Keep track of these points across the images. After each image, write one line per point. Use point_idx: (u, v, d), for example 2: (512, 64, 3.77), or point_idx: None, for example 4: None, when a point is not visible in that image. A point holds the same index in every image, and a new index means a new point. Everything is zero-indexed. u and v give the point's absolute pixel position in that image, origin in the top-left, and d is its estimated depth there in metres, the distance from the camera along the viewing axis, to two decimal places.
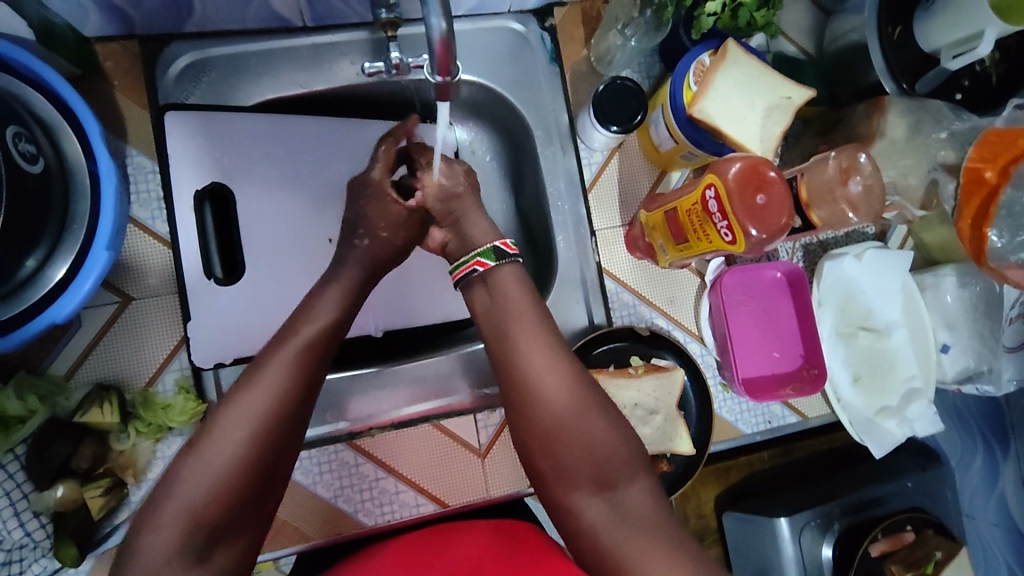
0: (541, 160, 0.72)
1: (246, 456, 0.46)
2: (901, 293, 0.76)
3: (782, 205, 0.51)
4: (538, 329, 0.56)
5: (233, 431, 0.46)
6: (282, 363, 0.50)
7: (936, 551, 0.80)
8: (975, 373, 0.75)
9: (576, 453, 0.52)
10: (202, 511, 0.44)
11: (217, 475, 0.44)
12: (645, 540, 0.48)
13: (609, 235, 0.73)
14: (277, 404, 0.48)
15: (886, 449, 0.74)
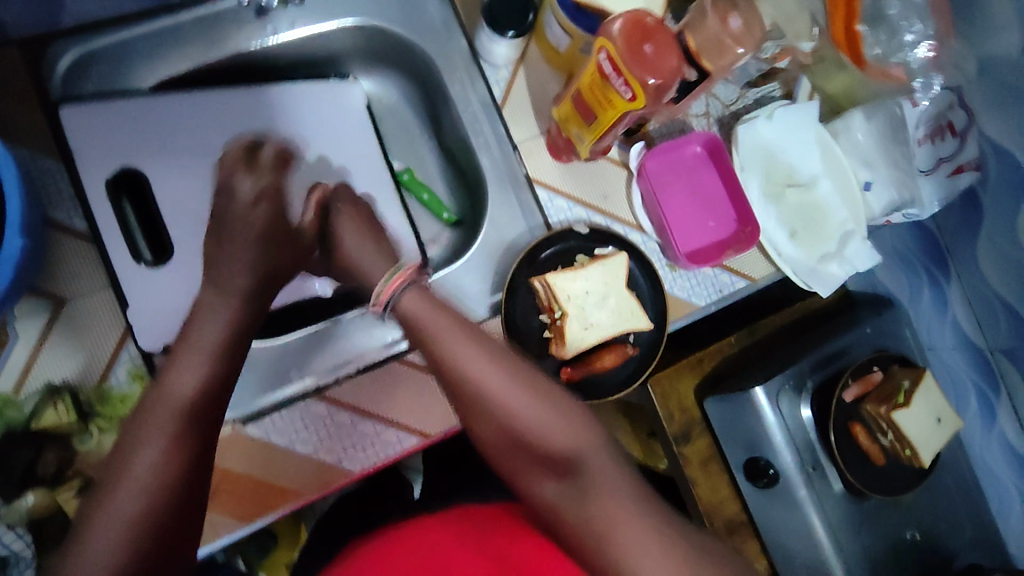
0: (450, 88, 0.73)
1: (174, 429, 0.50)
2: (817, 144, 0.79)
3: (668, 52, 0.55)
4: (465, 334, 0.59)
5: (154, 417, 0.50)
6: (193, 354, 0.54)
7: (903, 381, 0.86)
8: (900, 202, 0.79)
9: (526, 444, 0.56)
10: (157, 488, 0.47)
11: (145, 460, 0.48)
12: (620, 510, 0.53)
13: (532, 145, 0.73)
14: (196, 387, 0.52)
15: (830, 288, 0.78)
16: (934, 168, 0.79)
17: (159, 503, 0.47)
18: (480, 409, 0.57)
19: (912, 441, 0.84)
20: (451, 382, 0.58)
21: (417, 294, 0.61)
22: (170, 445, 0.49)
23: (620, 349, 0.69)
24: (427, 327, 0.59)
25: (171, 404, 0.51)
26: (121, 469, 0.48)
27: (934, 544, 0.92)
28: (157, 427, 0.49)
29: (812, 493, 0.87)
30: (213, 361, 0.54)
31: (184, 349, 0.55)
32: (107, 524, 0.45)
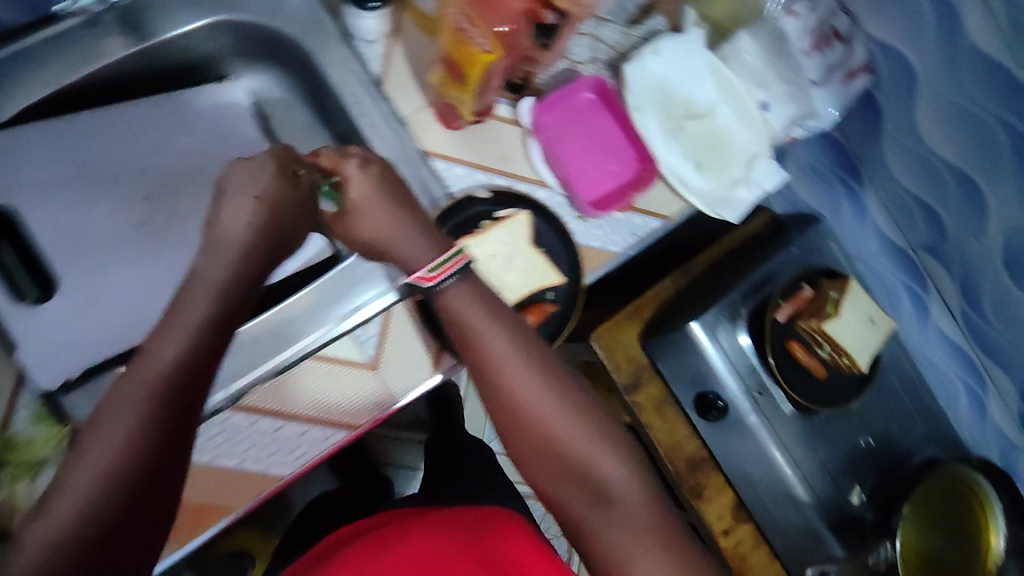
0: (327, 71, 0.70)
1: (152, 389, 0.41)
2: (710, 72, 0.78)
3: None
4: (507, 335, 0.54)
5: (127, 387, 0.41)
6: (200, 299, 0.46)
7: (831, 292, 0.86)
8: (801, 115, 0.79)
9: (561, 460, 0.51)
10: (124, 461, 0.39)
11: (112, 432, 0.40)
12: (648, 544, 0.48)
13: (420, 118, 0.72)
14: (188, 345, 0.44)
15: (739, 214, 0.77)
16: (825, 78, 0.77)
17: (116, 496, 0.39)
18: (518, 415, 0.52)
19: (846, 349, 0.84)
20: (485, 379, 0.54)
21: (456, 291, 0.55)
22: (131, 465, 0.39)
23: (537, 308, 0.69)
24: (466, 321, 0.54)
25: (154, 364, 0.42)
26: (87, 444, 0.40)
27: (888, 444, 0.95)
28: (84, 464, 0.39)
29: (761, 415, 0.90)
30: (168, 370, 0.42)
31: (143, 356, 0.43)
32: (46, 518, 0.38)
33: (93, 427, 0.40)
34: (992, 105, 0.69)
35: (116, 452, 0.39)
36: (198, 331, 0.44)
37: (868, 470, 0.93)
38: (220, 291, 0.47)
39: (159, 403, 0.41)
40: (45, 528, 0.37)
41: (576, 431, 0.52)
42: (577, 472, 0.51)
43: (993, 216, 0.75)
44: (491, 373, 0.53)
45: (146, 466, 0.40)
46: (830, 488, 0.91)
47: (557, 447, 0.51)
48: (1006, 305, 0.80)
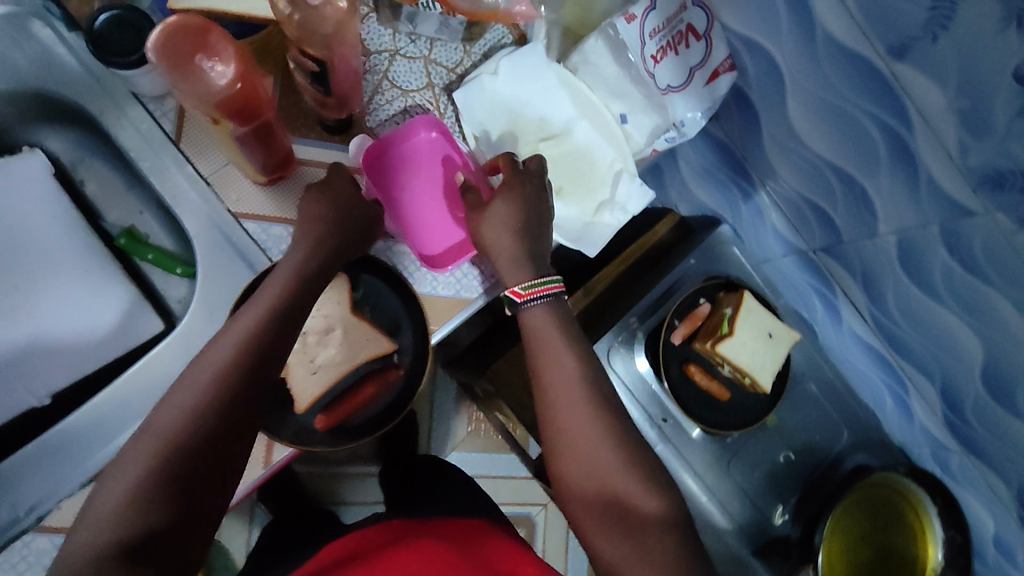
0: (117, 136, 0.63)
1: (221, 373, 0.49)
2: (560, 87, 0.71)
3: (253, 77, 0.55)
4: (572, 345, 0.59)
5: (218, 356, 0.49)
6: (268, 295, 0.53)
7: (727, 308, 0.80)
8: (662, 127, 0.72)
9: (592, 491, 0.54)
10: (182, 432, 0.46)
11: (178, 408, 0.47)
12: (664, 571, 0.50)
13: (224, 176, 0.63)
14: (256, 329, 0.51)
15: (598, 247, 0.73)
16: (686, 81, 0.69)
17: (168, 466, 0.45)
18: (559, 440, 0.56)
19: (745, 369, 0.78)
20: (549, 431, 0.57)
21: (540, 312, 0.59)
22: (179, 446, 0.46)
23: (380, 376, 0.63)
24: (546, 362, 0.58)
25: (235, 336, 0.50)
26: (164, 410, 0.48)
27: (811, 454, 0.90)
28: (154, 432, 0.46)
29: (670, 444, 0.84)
30: (228, 363, 0.49)
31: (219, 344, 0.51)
32: (116, 481, 0.45)
33: (164, 412, 0.47)
34: (859, 100, 0.61)
35: (169, 434, 0.46)
36: (269, 318, 0.52)
37: (789, 484, 0.88)
38: (273, 303, 0.53)
39: (230, 383, 0.49)
40: (103, 504, 0.44)
41: (610, 458, 0.54)
42: (607, 499, 0.54)
43: (881, 217, 0.69)
44: (551, 399, 0.57)
45: (199, 443, 0.47)
46: (750, 512, 0.86)
47: (593, 476, 0.54)
48: (910, 307, 0.74)
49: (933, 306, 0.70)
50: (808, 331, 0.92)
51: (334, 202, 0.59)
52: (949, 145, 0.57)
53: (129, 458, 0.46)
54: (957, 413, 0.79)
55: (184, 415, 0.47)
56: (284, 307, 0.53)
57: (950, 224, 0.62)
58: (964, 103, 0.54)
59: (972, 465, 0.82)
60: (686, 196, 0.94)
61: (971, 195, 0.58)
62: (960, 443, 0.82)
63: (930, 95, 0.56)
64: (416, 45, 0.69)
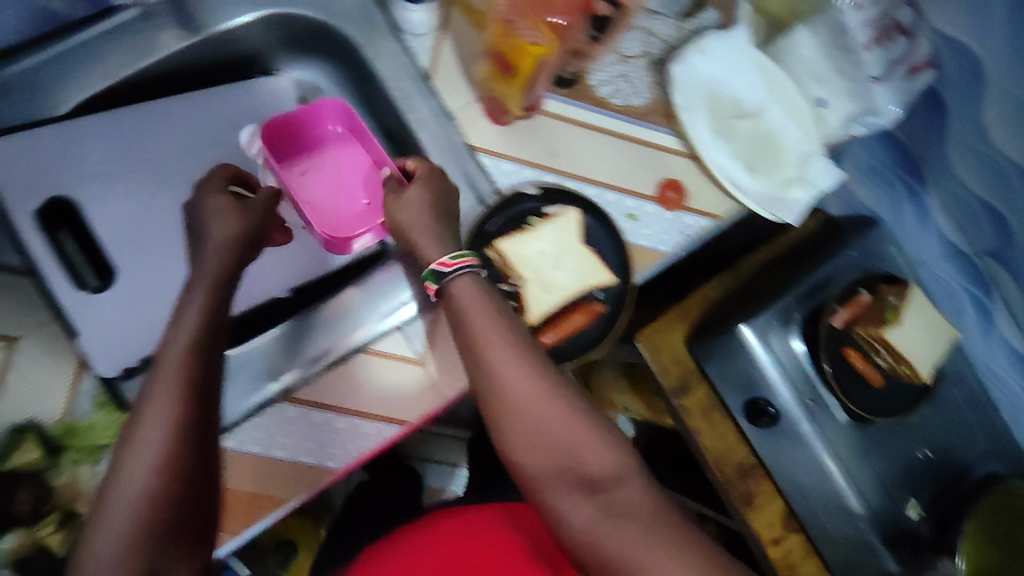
0: (375, 65, 0.70)
1: (175, 422, 0.50)
2: (757, 69, 0.76)
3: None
4: (509, 347, 0.56)
5: (154, 424, 0.50)
6: (190, 342, 0.53)
7: (890, 298, 0.84)
8: (859, 112, 0.77)
9: (567, 458, 0.55)
10: (142, 500, 0.48)
11: (155, 450, 0.49)
12: (643, 548, 0.53)
13: (467, 112, 0.71)
14: (189, 371, 0.52)
15: (797, 215, 0.75)
16: (888, 73, 0.75)
17: (172, 490, 0.49)
18: (511, 407, 0.55)
19: (906, 356, 0.82)
20: (496, 398, 0.56)
21: (468, 281, 0.57)
22: (177, 474, 0.49)
23: (587, 307, 0.67)
24: (467, 323, 0.56)
25: (173, 373, 0.51)
26: (125, 464, 0.49)
27: (948, 456, 0.91)
28: (132, 478, 0.48)
29: (819, 425, 0.87)
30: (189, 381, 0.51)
31: (135, 453, 0.49)
32: (104, 532, 0.48)
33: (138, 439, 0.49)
34: None
35: (172, 435, 0.50)
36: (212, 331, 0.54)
37: (925, 482, 0.90)
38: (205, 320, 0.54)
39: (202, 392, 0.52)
40: (113, 529, 0.47)
41: (600, 452, 0.56)
42: (583, 475, 0.55)
43: None
44: (475, 340, 0.56)
45: (205, 438, 0.51)
46: (886, 501, 0.88)
47: (579, 466, 0.55)
48: None
49: None
50: None
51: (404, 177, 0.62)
52: None
53: (103, 520, 0.48)
54: None
55: (152, 463, 0.49)
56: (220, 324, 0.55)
57: None
58: None
59: None
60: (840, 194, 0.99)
61: None
62: None
63: None
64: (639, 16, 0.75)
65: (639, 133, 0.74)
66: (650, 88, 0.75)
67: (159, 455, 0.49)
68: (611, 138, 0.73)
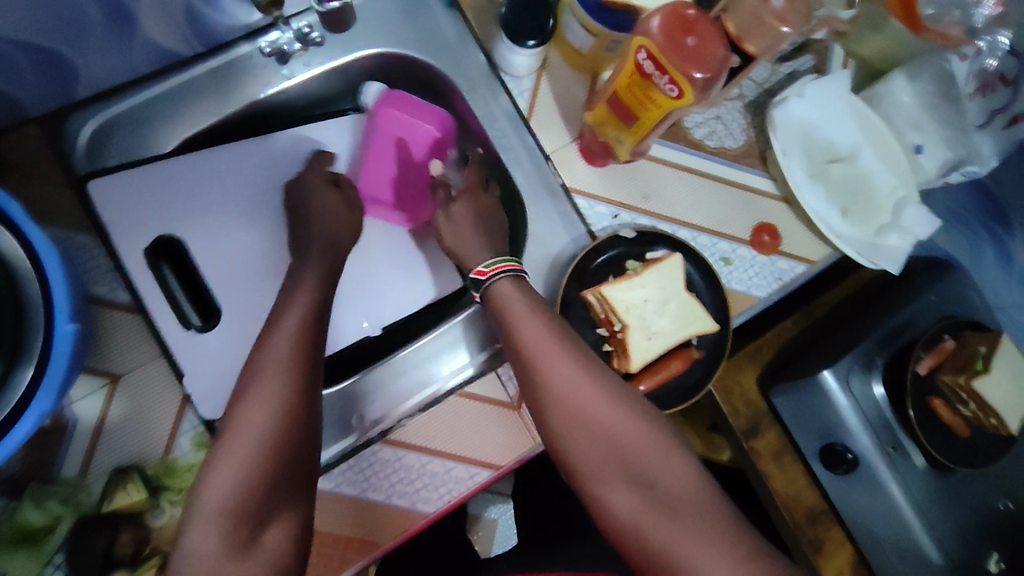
0: (474, 107, 0.70)
1: (285, 395, 0.53)
2: (854, 114, 0.75)
3: (711, 40, 0.54)
4: (561, 349, 0.58)
5: (265, 391, 0.53)
6: (284, 334, 0.57)
7: (980, 347, 0.81)
8: (957, 160, 0.75)
9: (619, 450, 0.55)
10: (251, 466, 0.50)
11: (261, 426, 0.51)
12: (699, 537, 0.51)
13: (565, 153, 0.71)
14: (296, 355, 0.56)
15: (897, 264, 0.74)
16: (989, 121, 0.74)
17: (276, 460, 0.51)
18: (562, 401, 0.56)
19: (997, 409, 0.79)
20: (543, 397, 0.57)
21: (509, 286, 0.61)
22: (278, 443, 0.51)
23: (685, 353, 0.67)
24: (517, 333, 0.58)
25: (281, 355, 0.55)
26: (232, 432, 0.51)
27: None
28: (238, 442, 0.51)
29: (891, 471, 0.84)
30: (285, 390, 0.53)
31: (238, 420, 0.52)
32: (207, 498, 0.49)
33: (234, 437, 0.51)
34: None
35: (262, 437, 0.51)
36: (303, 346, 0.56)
37: (1008, 534, 0.87)
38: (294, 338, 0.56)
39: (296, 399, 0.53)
40: (212, 492, 0.49)
41: (653, 449, 0.55)
42: (638, 464, 0.54)
43: None
44: (532, 350, 0.57)
45: (292, 443, 0.52)
46: (965, 549, 0.85)
47: (630, 453, 0.54)
48: None
49: None
50: None
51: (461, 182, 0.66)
52: None
53: (211, 476, 0.50)
54: None
55: (261, 432, 0.51)
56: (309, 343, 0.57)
57: None
58: None
59: None
60: None
61: None
62: None
63: None
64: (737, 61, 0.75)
65: (737, 176, 0.74)
66: (745, 132, 0.75)
67: (269, 425, 0.51)
68: (708, 181, 0.73)
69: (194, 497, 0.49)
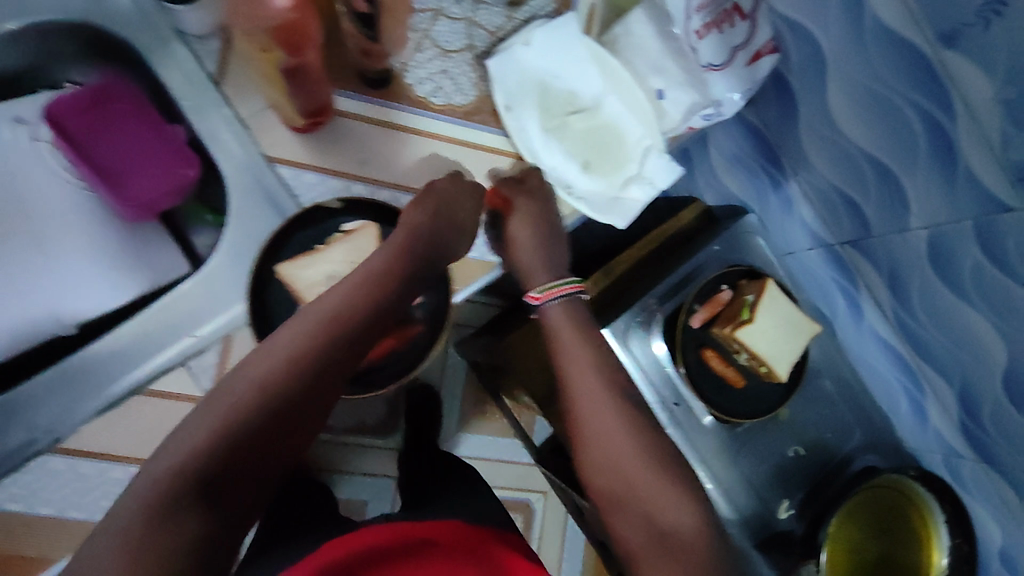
0: (161, 75, 0.63)
1: (274, 381, 0.49)
2: (592, 61, 0.71)
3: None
4: (585, 366, 0.64)
5: (277, 360, 0.49)
6: (327, 303, 0.53)
7: (749, 295, 0.81)
8: (696, 104, 0.71)
9: (625, 491, 0.58)
10: (201, 449, 0.46)
11: (240, 403, 0.48)
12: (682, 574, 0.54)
13: (263, 120, 0.64)
14: (307, 345, 0.51)
15: (628, 218, 0.72)
16: (728, 61, 0.67)
17: (213, 458, 0.46)
18: (582, 439, 0.61)
19: (764, 357, 0.78)
20: (576, 424, 0.63)
21: (559, 309, 0.68)
22: (217, 448, 0.46)
23: (404, 328, 0.64)
24: (562, 343, 0.66)
25: (317, 332, 0.51)
26: (214, 405, 0.47)
27: (821, 451, 0.90)
28: (208, 418, 0.47)
29: (679, 427, 0.83)
30: (287, 370, 0.49)
31: (229, 387, 0.49)
32: (158, 464, 0.45)
33: (235, 387, 0.48)
34: (900, 85, 0.61)
35: (230, 414, 0.47)
36: (328, 332, 0.51)
37: (796, 480, 0.89)
38: (330, 318, 0.52)
39: (288, 386, 0.49)
40: (158, 462, 0.45)
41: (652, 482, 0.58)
42: (638, 506, 0.58)
43: (914, 212, 0.68)
44: (569, 372, 0.64)
45: (235, 453, 0.47)
46: (756, 504, 0.86)
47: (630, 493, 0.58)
48: (936, 307, 0.73)
49: (961, 307, 0.70)
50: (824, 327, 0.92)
51: (436, 201, 0.62)
52: (991, 137, 0.56)
53: (184, 438, 0.46)
54: (973, 419, 0.78)
55: (228, 417, 0.47)
56: (343, 332, 0.52)
57: (983, 219, 0.61)
58: (1011, 94, 0.53)
59: (984, 472, 0.82)
60: (714, 186, 0.96)
61: (1009, 188, 0.57)
62: (975, 449, 0.82)
63: (976, 82, 0.54)
64: (459, 6, 0.69)
65: (463, 134, 0.68)
66: (475, 87, 0.69)
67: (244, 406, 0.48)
68: (428, 140, 0.67)
69: (169, 438, 0.47)
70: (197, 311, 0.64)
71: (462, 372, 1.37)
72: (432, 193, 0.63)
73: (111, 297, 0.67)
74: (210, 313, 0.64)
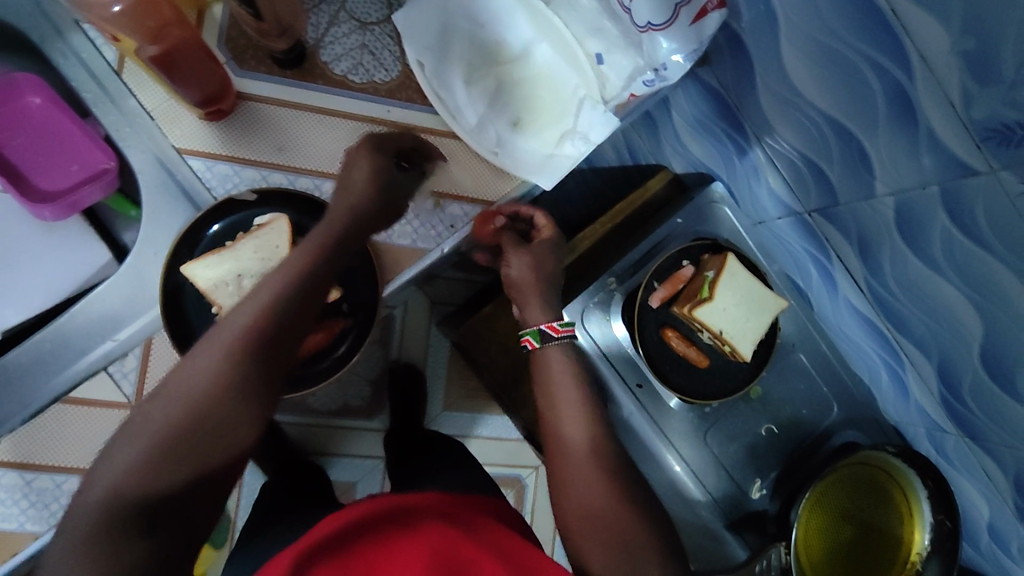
0: (62, 68, 0.61)
1: (207, 389, 0.44)
2: (517, 7, 0.66)
3: None
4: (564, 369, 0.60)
5: (211, 367, 0.45)
6: (255, 303, 0.48)
7: (709, 272, 0.78)
8: (636, 70, 0.66)
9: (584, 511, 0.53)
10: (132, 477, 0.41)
11: (166, 421, 0.43)
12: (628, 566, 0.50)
13: (168, 109, 0.60)
14: (239, 346, 0.46)
15: (554, 176, 0.65)
16: (671, 18, 0.62)
17: (149, 484, 0.41)
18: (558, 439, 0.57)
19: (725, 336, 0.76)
20: (547, 429, 0.58)
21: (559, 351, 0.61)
22: (148, 471, 0.41)
23: (328, 326, 0.61)
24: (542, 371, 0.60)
25: (252, 333, 0.47)
26: (139, 427, 0.43)
27: (797, 428, 0.86)
28: (130, 443, 0.42)
29: (644, 408, 0.80)
30: (222, 375, 0.45)
31: (154, 406, 0.44)
32: (83, 499, 0.40)
33: (157, 401, 0.44)
34: (853, 39, 0.56)
35: (161, 433, 0.43)
36: (251, 332, 0.46)
37: (771, 459, 0.85)
38: (258, 314, 0.47)
39: (220, 395, 0.44)
40: (90, 495, 0.41)
41: (601, 482, 0.54)
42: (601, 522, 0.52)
43: (879, 176, 0.63)
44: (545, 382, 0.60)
45: (170, 477, 0.42)
46: (727, 485, 0.83)
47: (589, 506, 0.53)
48: (909, 278, 0.68)
49: (933, 278, 0.65)
50: (801, 299, 0.88)
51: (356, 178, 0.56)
52: (951, 94, 0.51)
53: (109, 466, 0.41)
54: (953, 393, 0.73)
55: (155, 435, 0.42)
56: (271, 334, 0.47)
57: (949, 184, 0.56)
58: (969, 45, 0.48)
59: (967, 447, 0.77)
60: (682, 152, 0.89)
61: (974, 151, 0.53)
62: (957, 424, 0.76)
63: (931, 34, 0.49)
64: None
65: (391, 115, 0.64)
66: (399, 61, 0.65)
67: (171, 421, 0.43)
68: (347, 121, 0.63)
69: (89, 475, 0.42)
70: (122, 309, 0.62)
71: (444, 351, 1.23)
72: (348, 185, 0.56)
73: (37, 302, 0.66)
74: (133, 313, 0.62)
